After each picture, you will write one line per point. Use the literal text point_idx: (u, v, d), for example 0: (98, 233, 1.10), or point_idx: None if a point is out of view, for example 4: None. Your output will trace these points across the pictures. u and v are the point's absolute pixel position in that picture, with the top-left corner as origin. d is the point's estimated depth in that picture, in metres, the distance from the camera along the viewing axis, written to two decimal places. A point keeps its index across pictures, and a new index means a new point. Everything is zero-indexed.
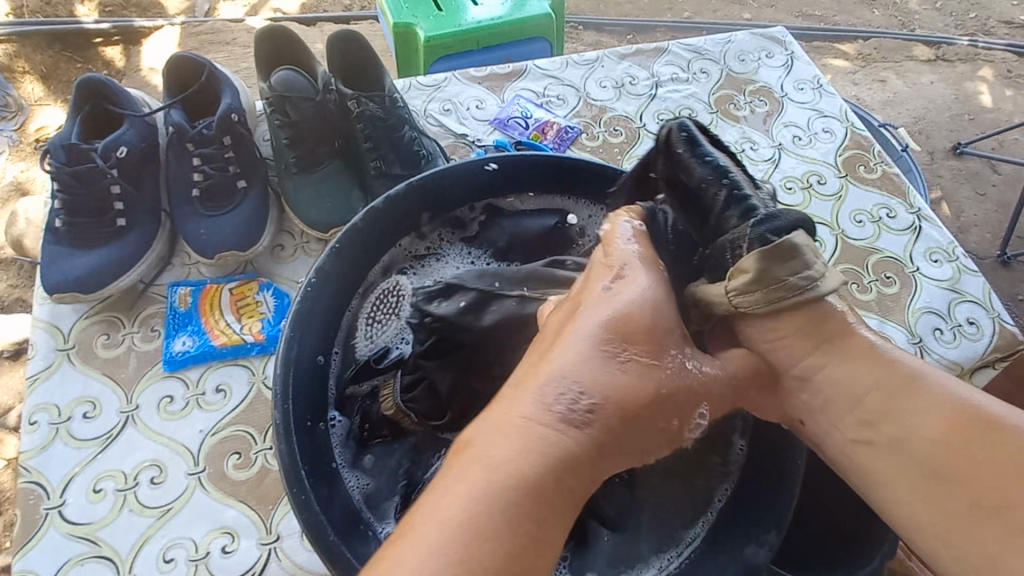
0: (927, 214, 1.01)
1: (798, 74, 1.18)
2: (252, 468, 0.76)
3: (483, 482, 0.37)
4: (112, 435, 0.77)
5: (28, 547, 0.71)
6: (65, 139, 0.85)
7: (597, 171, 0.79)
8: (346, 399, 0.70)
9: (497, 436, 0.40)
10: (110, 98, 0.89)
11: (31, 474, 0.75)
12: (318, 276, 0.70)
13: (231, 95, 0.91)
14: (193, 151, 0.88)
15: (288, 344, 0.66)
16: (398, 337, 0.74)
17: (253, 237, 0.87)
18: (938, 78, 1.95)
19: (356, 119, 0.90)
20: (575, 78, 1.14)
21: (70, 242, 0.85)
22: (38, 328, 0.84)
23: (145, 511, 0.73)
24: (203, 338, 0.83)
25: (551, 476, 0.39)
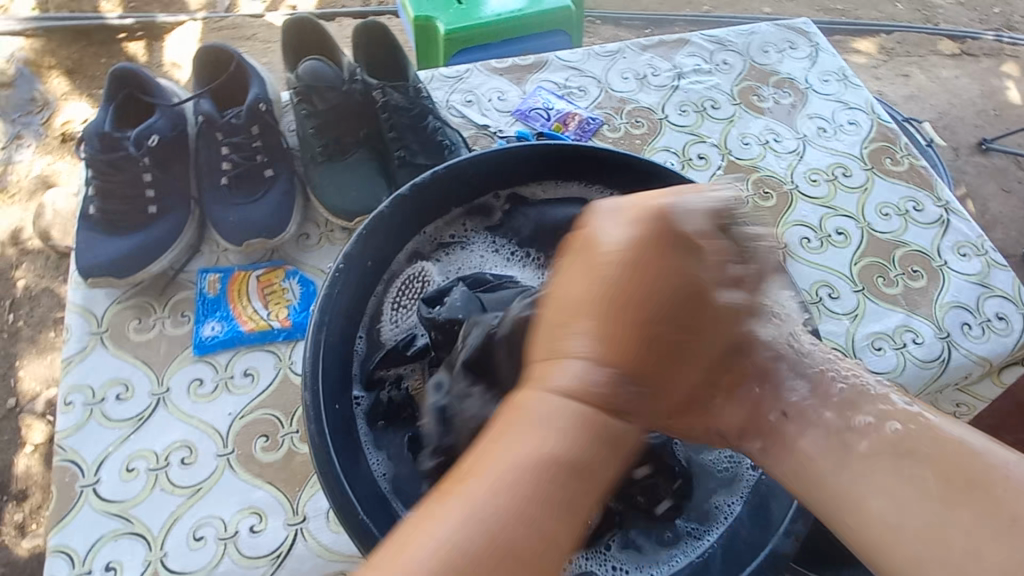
0: (955, 207, 1.00)
1: (823, 66, 1.16)
2: (279, 451, 0.77)
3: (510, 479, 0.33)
4: (145, 415, 0.79)
5: (64, 523, 0.72)
6: (99, 127, 0.87)
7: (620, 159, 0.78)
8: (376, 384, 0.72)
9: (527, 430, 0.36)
10: (142, 87, 0.91)
11: (66, 453, 0.77)
12: (345, 262, 0.70)
13: (259, 85, 0.93)
14: (222, 139, 0.89)
15: (317, 326, 0.66)
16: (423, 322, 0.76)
17: (280, 225, 0.88)
18: (963, 73, 1.92)
19: (381, 108, 0.91)
20: (597, 69, 1.13)
21: (103, 228, 0.87)
22: (72, 312, 0.86)
23: (176, 490, 0.74)
24: (231, 324, 0.85)
25: (541, 496, 0.33)
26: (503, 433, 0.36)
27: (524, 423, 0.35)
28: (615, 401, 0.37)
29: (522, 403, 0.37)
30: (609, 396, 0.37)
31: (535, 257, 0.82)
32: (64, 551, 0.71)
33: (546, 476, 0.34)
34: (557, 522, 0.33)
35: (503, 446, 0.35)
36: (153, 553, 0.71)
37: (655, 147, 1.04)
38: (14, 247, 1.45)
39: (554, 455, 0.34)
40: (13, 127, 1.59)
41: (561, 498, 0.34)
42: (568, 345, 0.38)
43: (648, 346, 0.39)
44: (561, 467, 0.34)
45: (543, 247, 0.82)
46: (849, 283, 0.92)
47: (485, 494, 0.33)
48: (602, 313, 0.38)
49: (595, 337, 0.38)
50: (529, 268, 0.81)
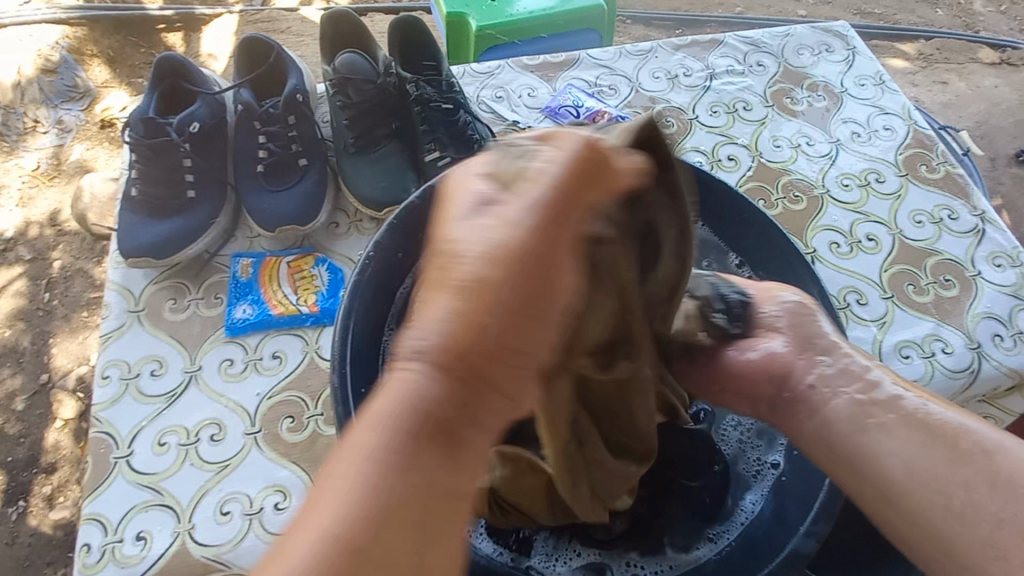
0: (992, 217, 0.98)
1: (860, 70, 1.14)
2: (305, 432, 0.79)
3: (368, 453, 0.32)
4: (177, 392, 0.82)
5: (99, 492, 0.75)
6: (143, 113, 0.90)
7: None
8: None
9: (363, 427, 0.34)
10: (185, 76, 0.94)
11: (102, 425, 0.80)
12: (376, 251, 0.73)
13: (297, 76, 0.95)
14: (259, 128, 0.92)
15: (347, 313, 0.69)
16: None
17: (312, 212, 0.90)
18: (1004, 82, 1.86)
19: (414, 101, 0.92)
20: (628, 68, 1.13)
21: (144, 210, 0.90)
22: (111, 290, 0.89)
23: (205, 465, 0.77)
24: (261, 307, 0.87)
25: (383, 491, 0.32)
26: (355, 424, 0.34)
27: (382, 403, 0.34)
28: (435, 422, 0.33)
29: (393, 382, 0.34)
30: (472, 380, 0.34)
31: None
32: (98, 518, 0.74)
33: (370, 496, 0.31)
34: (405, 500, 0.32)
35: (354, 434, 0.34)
36: (181, 524, 0.73)
37: (685, 148, 1.04)
38: (53, 228, 1.51)
39: (389, 451, 0.32)
40: (54, 113, 1.65)
41: (411, 488, 0.32)
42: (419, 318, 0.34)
43: (494, 353, 0.34)
44: (411, 465, 0.32)
45: None
46: (878, 289, 0.91)
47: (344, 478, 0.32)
48: (456, 314, 0.33)
49: (431, 314, 0.33)
50: None
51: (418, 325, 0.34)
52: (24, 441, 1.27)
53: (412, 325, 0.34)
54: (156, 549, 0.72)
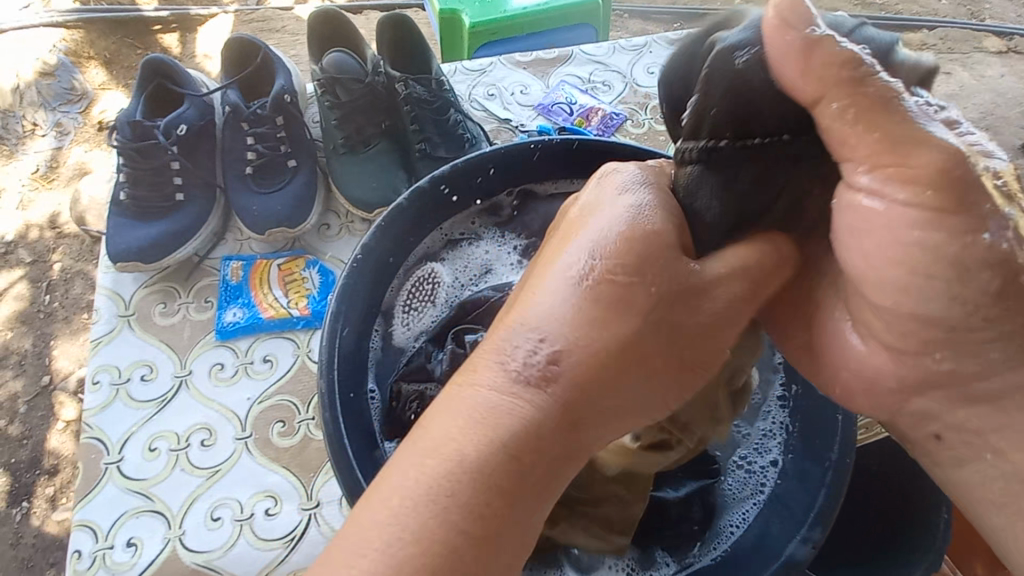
0: None
1: None
2: (295, 436, 0.78)
3: (463, 466, 0.37)
4: (167, 397, 0.81)
5: (89, 498, 0.75)
6: (130, 116, 0.89)
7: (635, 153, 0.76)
8: (393, 383, 0.73)
9: (451, 417, 0.39)
10: (173, 77, 0.93)
11: (93, 431, 0.79)
12: (364, 252, 0.71)
13: (285, 76, 0.94)
14: (247, 130, 0.91)
15: (335, 315, 0.67)
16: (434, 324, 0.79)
17: (302, 214, 0.89)
18: (1010, 72, 1.83)
19: (404, 101, 0.91)
20: (622, 64, 1.12)
21: (133, 214, 0.89)
22: (101, 294, 0.89)
23: (195, 471, 0.76)
24: (251, 310, 0.86)
25: (479, 493, 0.36)
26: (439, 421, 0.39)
27: (451, 424, 0.38)
28: (556, 424, 0.39)
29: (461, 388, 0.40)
30: (574, 422, 0.40)
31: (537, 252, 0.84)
32: (89, 525, 0.73)
33: (473, 491, 0.36)
34: (481, 496, 0.36)
35: (422, 444, 0.38)
36: (172, 530, 0.73)
37: None
38: (52, 230, 1.51)
39: (472, 480, 0.36)
40: (52, 115, 1.64)
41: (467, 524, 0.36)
42: (524, 318, 0.41)
43: (613, 376, 0.40)
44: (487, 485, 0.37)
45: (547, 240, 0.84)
46: None
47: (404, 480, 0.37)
48: (576, 312, 0.40)
49: (543, 315, 0.40)
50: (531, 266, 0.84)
51: (529, 327, 0.40)
52: (27, 443, 1.27)
53: (521, 329, 0.40)
54: (147, 556, 0.71)
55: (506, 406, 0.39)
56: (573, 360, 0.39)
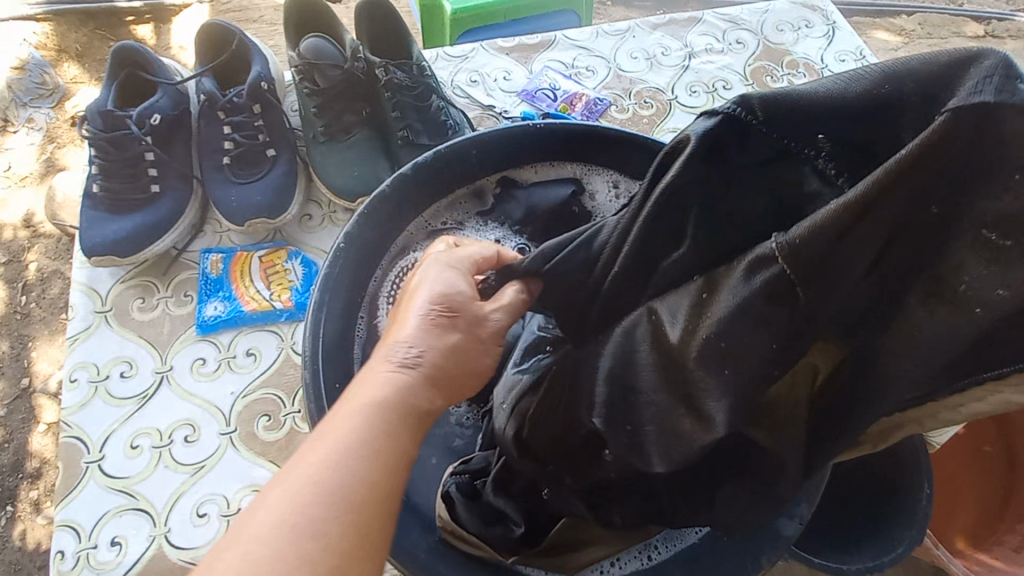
0: None
1: (840, 45, 1.13)
2: (282, 430, 0.77)
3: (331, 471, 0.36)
4: (149, 393, 0.80)
5: (70, 498, 0.73)
6: (101, 106, 0.87)
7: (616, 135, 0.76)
8: None
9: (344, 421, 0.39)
10: (144, 65, 0.90)
11: (72, 429, 0.77)
12: (346, 241, 0.70)
13: (261, 63, 0.92)
14: (224, 118, 0.89)
15: (318, 306, 0.67)
16: None
17: (282, 204, 0.88)
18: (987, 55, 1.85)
19: (384, 87, 0.89)
20: (605, 49, 1.11)
21: (107, 207, 0.87)
22: (77, 291, 0.86)
23: (179, 468, 0.75)
24: (233, 304, 0.85)
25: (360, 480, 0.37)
26: (354, 388, 0.42)
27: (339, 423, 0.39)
28: (420, 396, 0.43)
29: (372, 369, 0.43)
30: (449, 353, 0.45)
31: (529, 240, 0.79)
32: (71, 525, 0.72)
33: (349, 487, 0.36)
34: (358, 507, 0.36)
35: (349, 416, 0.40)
36: (157, 528, 0.72)
37: (664, 129, 1.02)
38: (27, 229, 1.46)
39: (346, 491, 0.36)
40: (24, 111, 1.59)
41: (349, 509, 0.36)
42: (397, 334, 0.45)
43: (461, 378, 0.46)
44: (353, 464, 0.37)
45: (539, 229, 0.79)
46: None
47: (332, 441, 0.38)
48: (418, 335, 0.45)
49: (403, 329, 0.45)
50: (524, 251, 0.79)
51: (403, 339, 0.45)
52: (9, 446, 1.24)
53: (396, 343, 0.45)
54: (132, 555, 0.70)
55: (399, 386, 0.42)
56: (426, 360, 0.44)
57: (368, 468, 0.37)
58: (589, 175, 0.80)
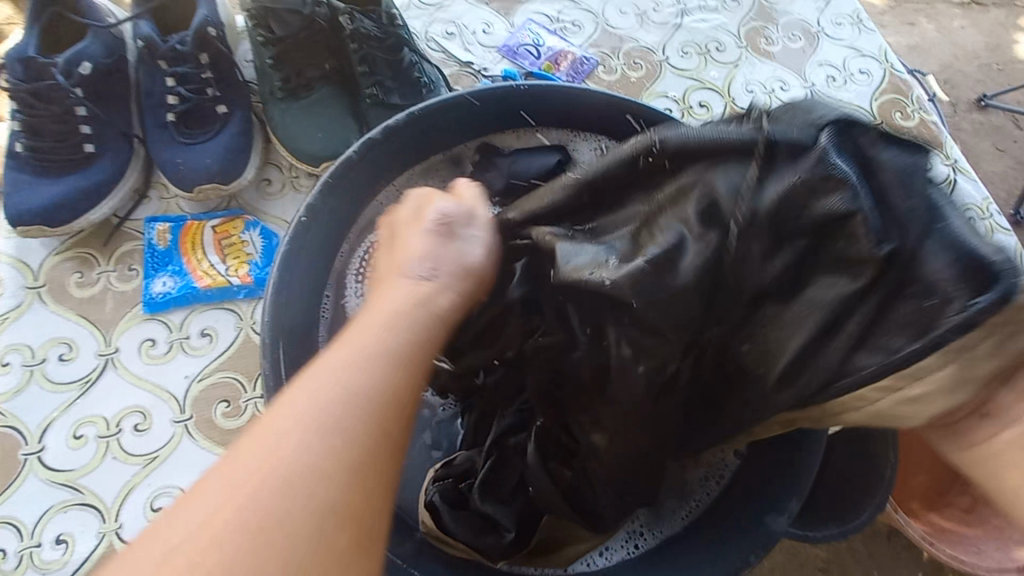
0: (964, 166, 0.94)
1: (838, 7, 1.07)
2: (243, 417, 0.72)
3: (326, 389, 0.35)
4: (92, 378, 0.72)
5: (8, 494, 0.67)
6: (21, 52, 0.75)
7: (603, 98, 0.69)
8: None
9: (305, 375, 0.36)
10: (71, 5, 0.79)
11: (6, 418, 0.70)
12: (308, 214, 0.63)
13: (208, 6, 0.81)
14: (167, 69, 0.79)
15: (276, 288, 0.60)
16: None
17: (236, 168, 0.79)
18: (970, 24, 1.71)
19: (350, 37, 0.79)
20: (594, 2, 1.02)
21: (34, 169, 0.76)
22: (4, 263, 0.77)
23: (129, 459, 0.69)
24: (185, 279, 0.77)
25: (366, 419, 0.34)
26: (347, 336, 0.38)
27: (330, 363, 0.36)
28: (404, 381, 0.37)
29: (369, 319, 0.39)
30: (417, 358, 0.38)
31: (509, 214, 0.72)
32: (11, 522, 0.66)
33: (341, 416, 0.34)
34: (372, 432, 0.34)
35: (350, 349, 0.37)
36: (107, 524, 0.66)
37: (655, 94, 0.96)
38: None
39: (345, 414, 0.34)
40: None
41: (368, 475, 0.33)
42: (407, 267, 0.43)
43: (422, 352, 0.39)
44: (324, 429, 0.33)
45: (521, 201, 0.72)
46: None
47: (304, 401, 0.34)
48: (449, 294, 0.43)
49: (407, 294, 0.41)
50: None
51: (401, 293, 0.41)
52: None
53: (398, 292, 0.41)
54: (79, 554, 0.65)
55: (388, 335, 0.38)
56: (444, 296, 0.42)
57: (285, 479, 0.31)
58: (574, 141, 0.74)
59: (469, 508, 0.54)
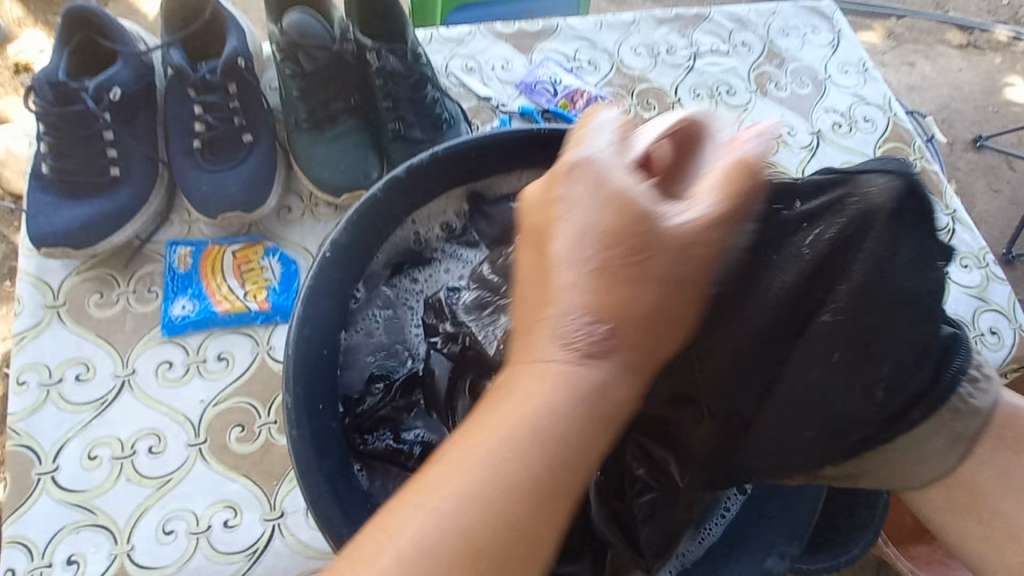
0: (962, 216, 0.97)
1: (844, 56, 1.10)
2: (256, 442, 0.73)
3: (511, 439, 0.34)
4: (108, 399, 0.73)
5: (20, 513, 0.68)
6: (51, 74, 0.76)
7: None
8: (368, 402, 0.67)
9: (509, 405, 0.36)
10: (102, 30, 0.80)
11: (21, 437, 0.71)
12: (332, 249, 0.64)
13: (237, 37, 0.83)
14: (194, 97, 0.81)
15: (300, 322, 0.61)
16: (393, 348, 0.71)
17: (259, 197, 0.80)
18: (969, 66, 1.75)
19: (375, 73, 0.82)
20: (609, 42, 1.05)
21: (59, 189, 0.78)
22: (25, 281, 0.78)
23: (143, 481, 0.70)
24: (203, 303, 0.78)
25: (558, 469, 0.35)
26: (502, 399, 0.37)
27: (515, 404, 0.36)
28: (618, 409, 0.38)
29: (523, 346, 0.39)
30: (590, 371, 0.37)
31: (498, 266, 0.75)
32: (22, 542, 0.66)
33: (545, 443, 0.35)
34: (572, 475, 0.35)
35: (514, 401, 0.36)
36: (119, 546, 0.67)
37: None
38: None
39: (532, 461, 0.34)
40: None
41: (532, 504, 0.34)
42: (570, 306, 0.39)
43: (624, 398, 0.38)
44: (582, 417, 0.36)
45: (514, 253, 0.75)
46: None
47: (494, 438, 0.35)
48: (558, 324, 0.38)
49: (568, 303, 0.39)
50: None
51: (545, 350, 0.38)
52: None
53: (541, 359, 0.38)
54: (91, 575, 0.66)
55: (568, 359, 0.37)
56: (597, 346, 0.38)
57: (475, 523, 0.33)
58: None
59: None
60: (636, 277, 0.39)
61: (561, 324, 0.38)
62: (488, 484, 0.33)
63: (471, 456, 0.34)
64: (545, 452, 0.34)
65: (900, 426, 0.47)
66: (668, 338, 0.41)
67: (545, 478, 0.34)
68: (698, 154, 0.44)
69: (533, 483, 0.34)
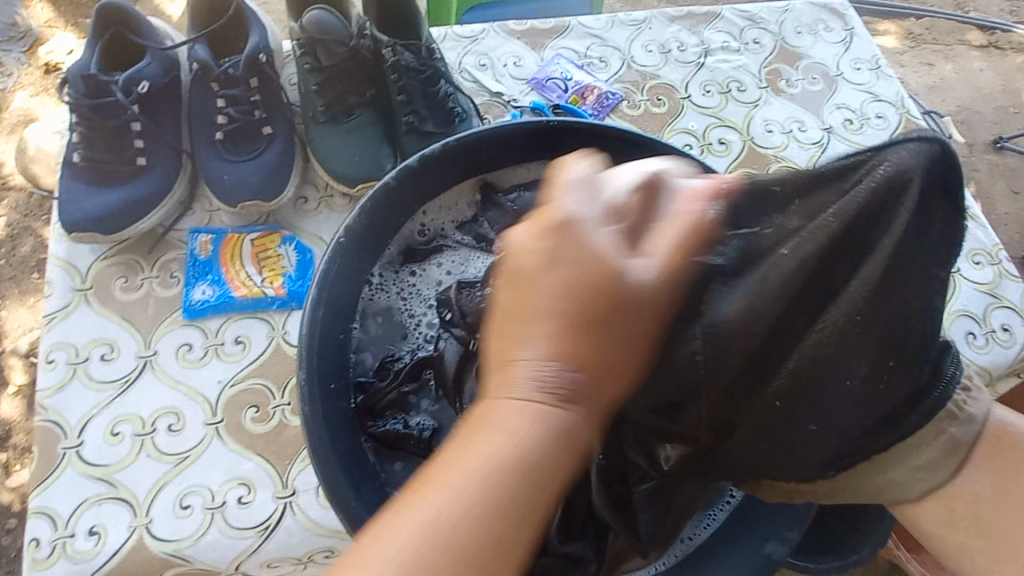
0: (975, 212, 0.97)
1: (857, 53, 1.10)
2: (271, 422, 0.75)
3: (482, 478, 0.36)
4: (130, 378, 0.76)
5: (46, 484, 0.71)
6: (83, 68, 0.81)
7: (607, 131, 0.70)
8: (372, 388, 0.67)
9: (486, 432, 0.38)
10: (131, 26, 0.84)
11: (48, 413, 0.74)
12: (346, 234, 0.66)
13: (259, 34, 0.87)
14: (217, 90, 0.84)
15: (314, 304, 0.63)
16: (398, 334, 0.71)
17: (277, 187, 0.83)
18: (990, 66, 1.72)
19: (390, 68, 0.84)
20: (620, 39, 1.07)
21: (88, 178, 0.81)
22: (54, 265, 0.82)
23: (162, 457, 0.73)
24: (222, 288, 0.81)
25: (506, 506, 0.36)
26: (471, 431, 0.38)
27: (498, 434, 0.37)
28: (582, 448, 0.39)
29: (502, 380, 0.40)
30: (564, 407, 0.39)
31: None
32: (47, 512, 0.69)
33: (501, 482, 0.36)
34: (507, 515, 0.36)
35: (485, 435, 0.38)
36: (138, 519, 0.70)
37: (675, 129, 1.00)
38: None
39: (487, 497, 0.36)
40: None
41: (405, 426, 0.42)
42: (539, 340, 0.40)
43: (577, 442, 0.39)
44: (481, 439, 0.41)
45: None
46: None
47: (461, 474, 0.36)
48: (551, 346, 0.39)
49: (544, 340, 0.40)
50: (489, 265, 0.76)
51: (526, 367, 0.39)
52: None
53: (525, 367, 0.39)
54: (111, 545, 0.68)
55: (541, 391, 0.39)
56: (580, 380, 0.39)
57: (446, 550, 0.34)
58: None
59: (550, 556, 0.56)
60: (609, 320, 0.40)
61: (535, 358, 0.39)
62: (446, 524, 0.35)
63: (444, 491, 0.36)
64: (497, 490, 0.36)
65: (900, 430, 0.46)
66: (639, 366, 0.43)
67: (503, 517, 0.36)
68: (658, 207, 0.43)
69: (488, 520, 0.35)
